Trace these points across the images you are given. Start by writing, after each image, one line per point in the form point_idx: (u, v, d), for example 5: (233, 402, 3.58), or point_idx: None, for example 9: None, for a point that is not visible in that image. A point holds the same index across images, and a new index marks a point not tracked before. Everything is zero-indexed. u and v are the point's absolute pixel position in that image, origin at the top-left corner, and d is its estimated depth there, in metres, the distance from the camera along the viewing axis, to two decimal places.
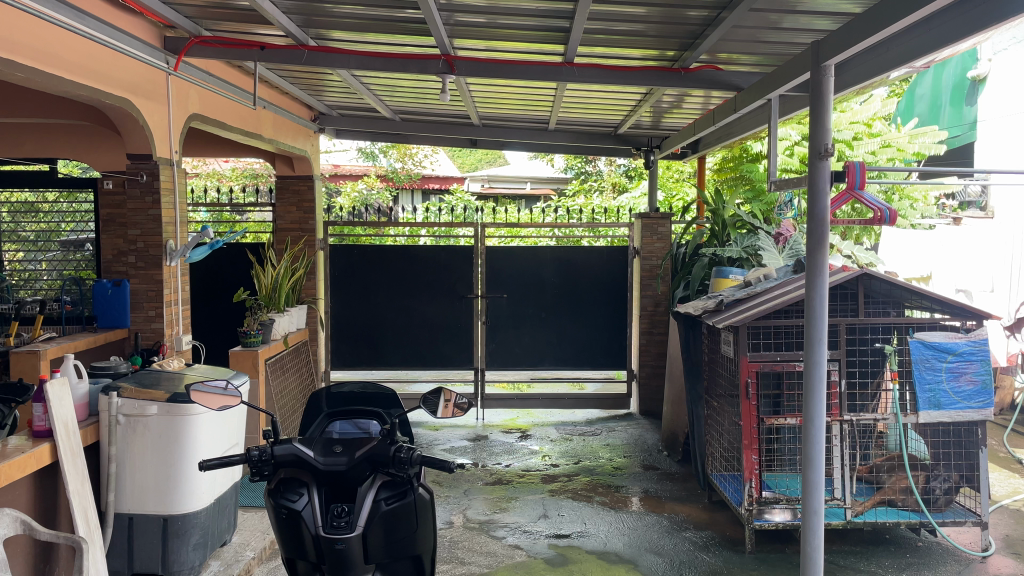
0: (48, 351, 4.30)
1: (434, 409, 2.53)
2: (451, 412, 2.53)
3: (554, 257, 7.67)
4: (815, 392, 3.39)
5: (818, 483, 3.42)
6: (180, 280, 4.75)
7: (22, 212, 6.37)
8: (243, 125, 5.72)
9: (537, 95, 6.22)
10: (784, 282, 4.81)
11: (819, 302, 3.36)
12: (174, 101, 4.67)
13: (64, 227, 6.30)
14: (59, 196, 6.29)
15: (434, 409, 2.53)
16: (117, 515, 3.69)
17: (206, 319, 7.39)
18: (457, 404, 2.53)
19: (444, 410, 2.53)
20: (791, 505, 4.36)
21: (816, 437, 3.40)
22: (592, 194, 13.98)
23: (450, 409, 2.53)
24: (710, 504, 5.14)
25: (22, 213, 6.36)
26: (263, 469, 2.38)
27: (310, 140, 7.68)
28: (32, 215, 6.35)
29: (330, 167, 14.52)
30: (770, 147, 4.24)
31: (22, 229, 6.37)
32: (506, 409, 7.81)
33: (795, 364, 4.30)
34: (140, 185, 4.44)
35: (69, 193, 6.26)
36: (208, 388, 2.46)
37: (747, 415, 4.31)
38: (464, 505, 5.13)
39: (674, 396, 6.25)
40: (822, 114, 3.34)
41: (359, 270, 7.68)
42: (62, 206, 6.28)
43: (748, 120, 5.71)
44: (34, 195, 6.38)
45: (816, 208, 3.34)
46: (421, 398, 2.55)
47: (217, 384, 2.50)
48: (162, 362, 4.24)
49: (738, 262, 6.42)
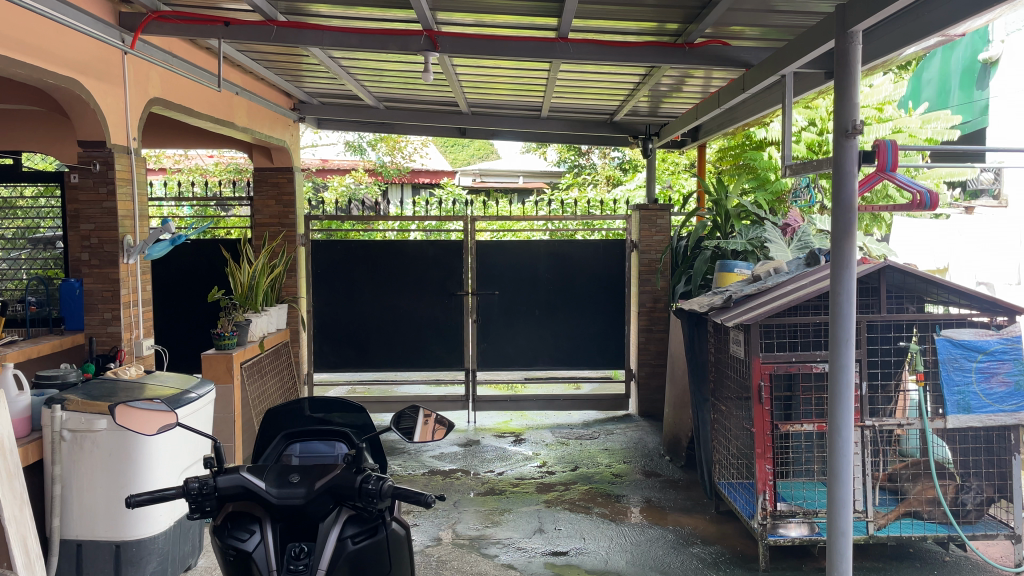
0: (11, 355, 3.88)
1: (410, 433, 2.13)
2: (435, 435, 2.13)
3: (547, 251, 7.30)
4: (842, 397, 3.04)
5: (846, 500, 3.06)
6: (141, 278, 4.35)
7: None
8: (213, 111, 5.32)
9: (529, 79, 5.83)
10: (797, 275, 4.45)
11: (845, 299, 3.01)
12: (131, 82, 4.26)
13: (42, 224, 5.88)
14: (38, 193, 5.88)
15: (413, 432, 2.13)
16: (63, 541, 3.30)
17: (181, 320, 7.00)
18: (441, 425, 2.15)
19: (423, 433, 2.13)
20: (809, 519, 3.99)
21: (844, 449, 3.05)
22: (587, 187, 13.68)
23: (433, 432, 2.13)
24: (717, 515, 4.79)
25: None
26: (205, 505, 1.98)
27: (290, 130, 7.25)
28: (9, 212, 5.92)
29: (319, 161, 14.06)
30: (784, 126, 3.86)
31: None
32: (499, 411, 7.45)
33: (812, 365, 3.92)
34: (93, 175, 4.04)
35: (48, 188, 5.87)
36: (146, 407, 2.06)
37: (760, 421, 3.95)
38: (454, 518, 4.76)
39: (677, 397, 5.87)
40: (848, 86, 2.98)
41: (343, 267, 7.30)
42: (42, 204, 5.88)
43: (752, 102, 5.34)
44: (9, 190, 5.90)
45: (842, 193, 2.98)
46: (397, 414, 2.18)
47: (150, 403, 2.07)
48: (118, 370, 3.86)
49: (743, 255, 6.05)
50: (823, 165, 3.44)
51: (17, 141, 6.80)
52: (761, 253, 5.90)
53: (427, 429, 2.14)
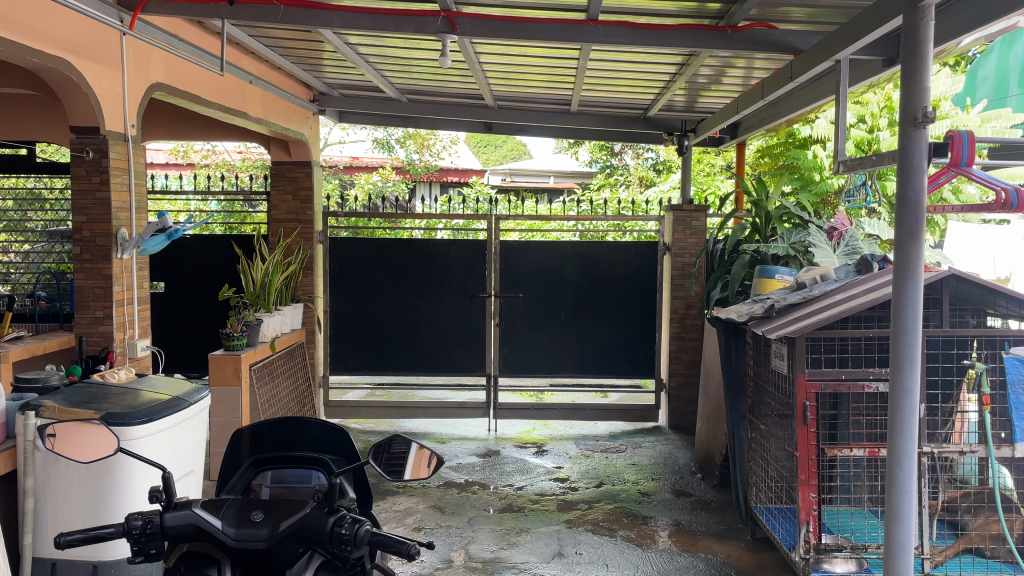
0: (7, 355, 3.70)
1: (401, 470, 1.78)
2: (427, 470, 1.79)
3: (575, 252, 6.96)
4: (904, 424, 2.65)
5: (907, 542, 2.67)
6: (137, 274, 4.09)
7: (28, 202, 5.63)
8: (223, 100, 5.05)
9: (561, 69, 5.47)
10: (848, 283, 4.04)
11: (910, 312, 2.63)
12: (129, 66, 4.00)
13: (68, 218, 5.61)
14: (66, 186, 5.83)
15: (403, 468, 1.79)
16: (37, 560, 3.05)
17: (195, 319, 6.79)
18: (433, 460, 1.81)
19: (415, 468, 1.79)
20: (857, 553, 3.57)
21: (906, 484, 2.66)
22: (619, 187, 13.26)
23: (424, 467, 1.80)
24: (753, 542, 4.41)
25: (21, 200, 5.68)
26: (149, 547, 1.67)
27: (309, 123, 7.01)
28: (38, 206, 5.66)
29: (348, 158, 13.81)
30: (837, 118, 3.47)
31: (28, 220, 5.62)
32: (522, 420, 7.11)
33: (865, 384, 3.53)
34: (86, 163, 3.79)
35: None
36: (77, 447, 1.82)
37: (804, 445, 3.56)
38: (467, 537, 4.44)
39: (710, 411, 5.49)
40: (919, 69, 2.59)
41: (363, 265, 7.00)
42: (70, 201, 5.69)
43: (799, 95, 4.94)
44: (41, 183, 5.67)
45: (909, 191, 2.60)
46: (377, 443, 1.83)
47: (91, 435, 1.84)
48: (106, 372, 3.56)
49: (784, 260, 5.63)
50: (884, 160, 3.04)
51: (29, 134, 6.60)
52: (804, 259, 5.45)
53: (417, 465, 1.80)
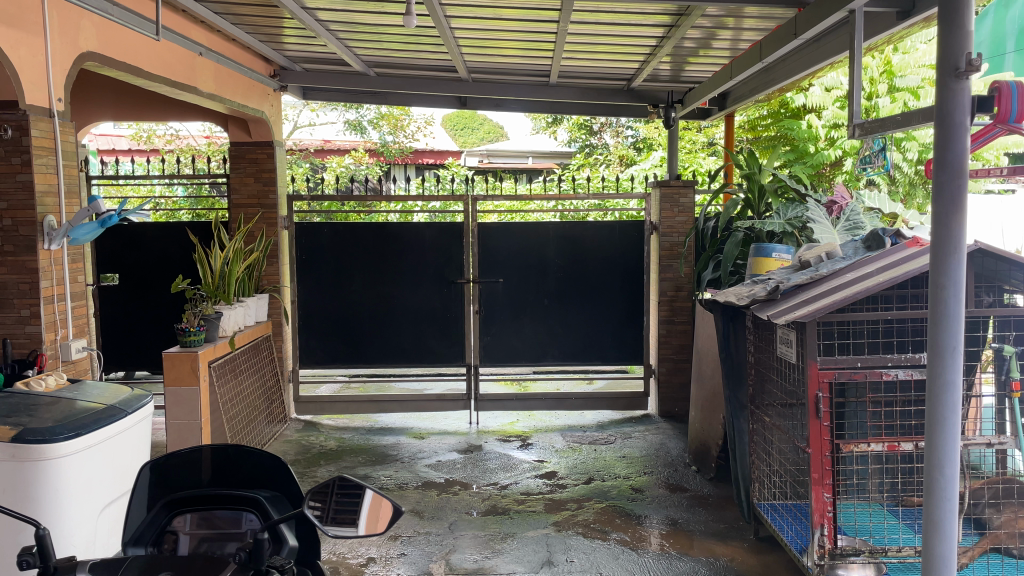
0: None
1: (353, 520, 1.45)
2: (383, 525, 1.45)
3: (557, 233, 6.58)
4: (945, 420, 2.31)
5: (948, 555, 2.35)
6: (69, 266, 3.67)
7: None
8: (169, 73, 4.61)
9: (538, 36, 5.06)
10: (857, 261, 3.71)
11: (952, 293, 2.28)
12: (53, 30, 3.53)
13: None
14: None
15: (356, 513, 1.47)
16: None
17: (151, 315, 6.37)
18: (393, 509, 1.47)
19: (370, 522, 1.45)
20: (875, 558, 3.24)
21: (948, 490, 2.32)
22: (598, 167, 12.87)
23: (381, 519, 1.46)
24: (756, 542, 4.08)
25: None
26: None
27: (271, 100, 6.51)
28: None
29: (317, 141, 13.26)
30: (851, 78, 3.11)
31: None
32: (505, 412, 6.75)
33: (882, 372, 3.18)
34: (5, 142, 3.36)
35: None
36: None
37: (817, 440, 3.21)
38: (449, 545, 4.08)
39: (705, 400, 5.14)
40: (963, 7, 2.23)
41: (332, 251, 6.59)
42: None
43: (797, 58, 4.58)
44: None
45: (949, 153, 2.26)
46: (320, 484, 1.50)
47: None
48: (33, 380, 3.13)
49: (780, 237, 5.26)
50: (914, 119, 2.68)
51: None
52: (802, 236, 5.08)
53: (376, 511, 1.48)
